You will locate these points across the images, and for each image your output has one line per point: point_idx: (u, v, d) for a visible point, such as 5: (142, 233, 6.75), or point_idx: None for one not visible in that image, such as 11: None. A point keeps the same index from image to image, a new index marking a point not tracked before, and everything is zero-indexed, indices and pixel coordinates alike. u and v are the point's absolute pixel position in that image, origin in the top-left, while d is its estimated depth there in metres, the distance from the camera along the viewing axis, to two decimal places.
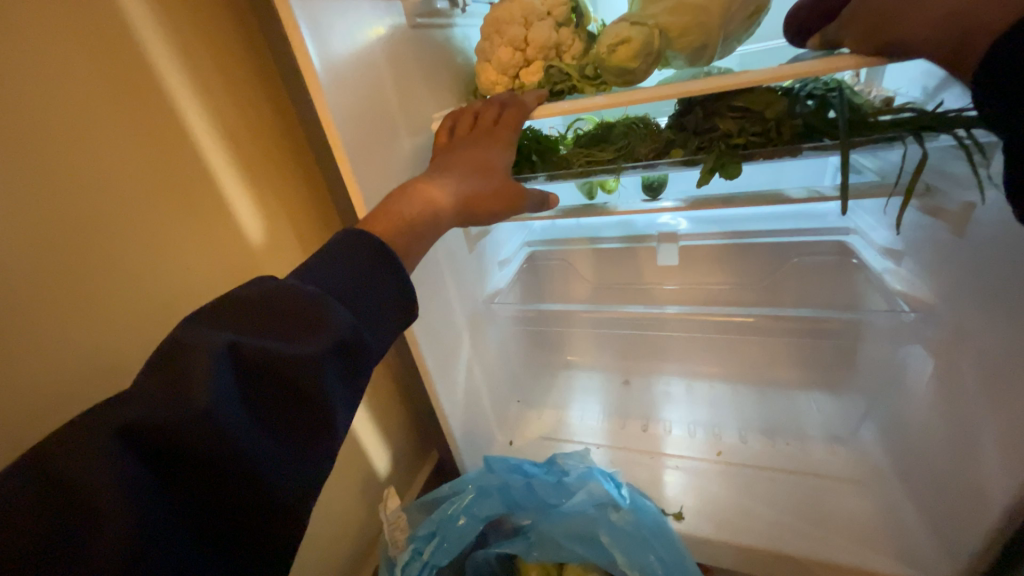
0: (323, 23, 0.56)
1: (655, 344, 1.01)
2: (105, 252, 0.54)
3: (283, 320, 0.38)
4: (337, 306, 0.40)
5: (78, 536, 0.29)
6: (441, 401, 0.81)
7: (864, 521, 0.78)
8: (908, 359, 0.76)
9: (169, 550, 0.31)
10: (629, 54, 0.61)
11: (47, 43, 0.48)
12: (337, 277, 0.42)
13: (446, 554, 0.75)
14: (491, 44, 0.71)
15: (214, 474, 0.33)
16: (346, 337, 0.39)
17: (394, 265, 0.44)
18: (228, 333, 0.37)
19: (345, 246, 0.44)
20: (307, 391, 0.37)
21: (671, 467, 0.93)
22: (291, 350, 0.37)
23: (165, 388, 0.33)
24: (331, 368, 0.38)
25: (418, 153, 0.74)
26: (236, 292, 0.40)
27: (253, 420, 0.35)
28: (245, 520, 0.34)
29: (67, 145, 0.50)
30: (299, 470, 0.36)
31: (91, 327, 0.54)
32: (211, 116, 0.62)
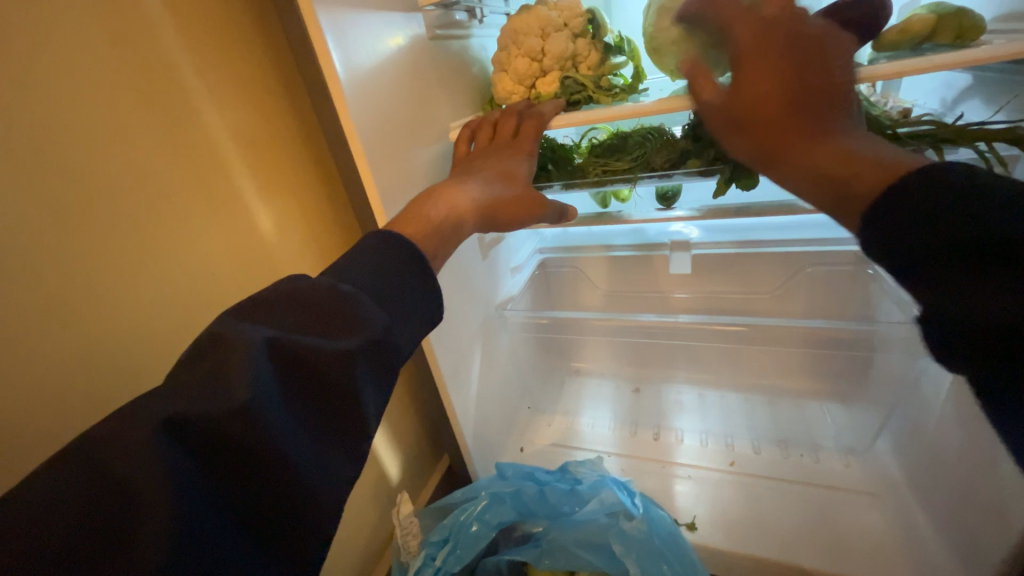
0: (347, 35, 0.57)
1: (666, 352, 1.01)
2: (128, 256, 0.55)
3: (318, 318, 0.39)
4: (371, 305, 0.41)
5: (126, 524, 0.30)
6: (453, 405, 0.82)
7: (879, 536, 0.77)
8: (925, 371, 0.75)
9: (212, 541, 0.32)
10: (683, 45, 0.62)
11: (82, 57, 0.50)
12: (369, 276, 0.43)
13: (458, 560, 0.75)
14: (508, 55, 0.72)
15: (255, 466, 0.34)
16: (379, 336, 0.40)
17: (423, 269, 0.46)
18: (266, 329, 0.38)
19: (378, 248, 0.45)
20: (341, 387, 0.38)
21: (682, 476, 0.93)
22: (327, 345, 0.38)
23: (208, 382, 0.34)
24: (364, 366, 0.39)
25: (435, 161, 0.75)
26: (272, 289, 0.42)
27: (289, 415, 0.36)
28: (282, 514, 0.35)
29: (95, 149, 0.52)
30: (331, 466, 0.37)
31: (118, 330, 0.56)
32: (236, 124, 0.64)
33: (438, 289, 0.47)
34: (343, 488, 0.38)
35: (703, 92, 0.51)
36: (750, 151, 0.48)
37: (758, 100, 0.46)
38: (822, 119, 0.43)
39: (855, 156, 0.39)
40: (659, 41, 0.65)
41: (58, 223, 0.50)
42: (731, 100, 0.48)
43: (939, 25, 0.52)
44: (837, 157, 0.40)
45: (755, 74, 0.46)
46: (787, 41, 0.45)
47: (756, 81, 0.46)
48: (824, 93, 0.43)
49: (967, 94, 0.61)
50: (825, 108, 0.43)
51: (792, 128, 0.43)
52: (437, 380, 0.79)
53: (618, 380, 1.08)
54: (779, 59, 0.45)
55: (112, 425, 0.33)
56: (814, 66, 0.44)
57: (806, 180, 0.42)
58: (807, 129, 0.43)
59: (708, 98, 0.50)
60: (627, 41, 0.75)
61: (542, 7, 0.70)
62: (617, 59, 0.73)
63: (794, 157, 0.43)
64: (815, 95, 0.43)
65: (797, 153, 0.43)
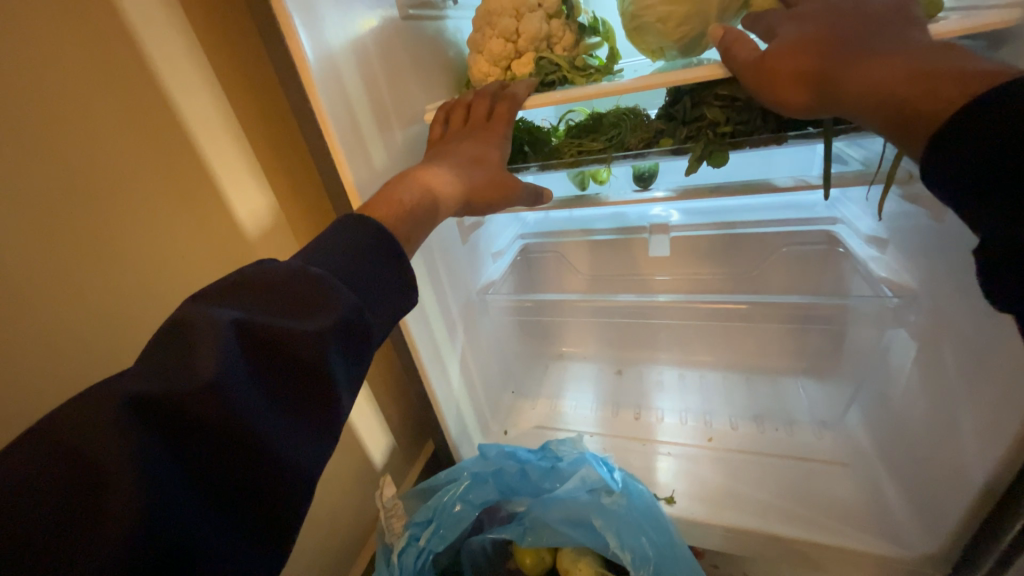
0: (316, 15, 0.57)
1: (647, 333, 1.03)
2: (83, 240, 0.54)
3: (288, 300, 0.39)
4: (342, 287, 0.41)
5: (93, 504, 0.30)
6: (434, 389, 0.82)
7: (849, 502, 0.80)
8: (892, 343, 0.77)
9: (182, 520, 0.32)
10: (676, 22, 0.62)
11: (40, 38, 0.49)
12: (339, 258, 0.43)
13: (442, 540, 0.77)
14: (483, 36, 0.72)
15: (223, 444, 0.34)
16: (349, 318, 0.40)
17: (395, 250, 0.46)
18: (234, 311, 0.38)
19: (352, 229, 0.45)
20: (311, 366, 0.38)
21: (664, 454, 0.95)
22: (295, 326, 0.38)
23: (176, 363, 0.34)
24: (335, 345, 0.39)
25: (409, 145, 0.75)
26: (241, 273, 0.41)
27: (259, 394, 0.36)
28: (256, 492, 0.35)
29: (47, 132, 0.50)
30: (305, 445, 0.38)
31: (88, 310, 0.56)
32: (207, 107, 0.63)
33: (411, 269, 0.47)
34: (318, 467, 0.38)
35: (737, 54, 0.51)
36: (801, 100, 0.47)
37: (798, 50, 0.47)
38: (888, 45, 0.43)
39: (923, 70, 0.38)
40: (640, 20, 0.65)
41: (8, 208, 0.48)
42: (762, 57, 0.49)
43: None
44: (904, 76, 0.39)
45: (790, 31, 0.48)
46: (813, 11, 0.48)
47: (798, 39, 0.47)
48: (875, 30, 0.44)
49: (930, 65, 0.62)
50: (883, 37, 0.43)
51: (844, 62, 0.44)
52: (416, 362, 0.79)
53: (601, 363, 1.10)
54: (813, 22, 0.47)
55: (77, 407, 0.32)
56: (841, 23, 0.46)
57: (866, 105, 0.41)
58: (869, 58, 0.42)
59: (742, 58, 0.51)
60: (601, 23, 0.75)
61: None
62: (591, 40, 0.73)
63: (850, 89, 0.43)
64: (857, 37, 0.45)
65: (858, 81, 0.42)
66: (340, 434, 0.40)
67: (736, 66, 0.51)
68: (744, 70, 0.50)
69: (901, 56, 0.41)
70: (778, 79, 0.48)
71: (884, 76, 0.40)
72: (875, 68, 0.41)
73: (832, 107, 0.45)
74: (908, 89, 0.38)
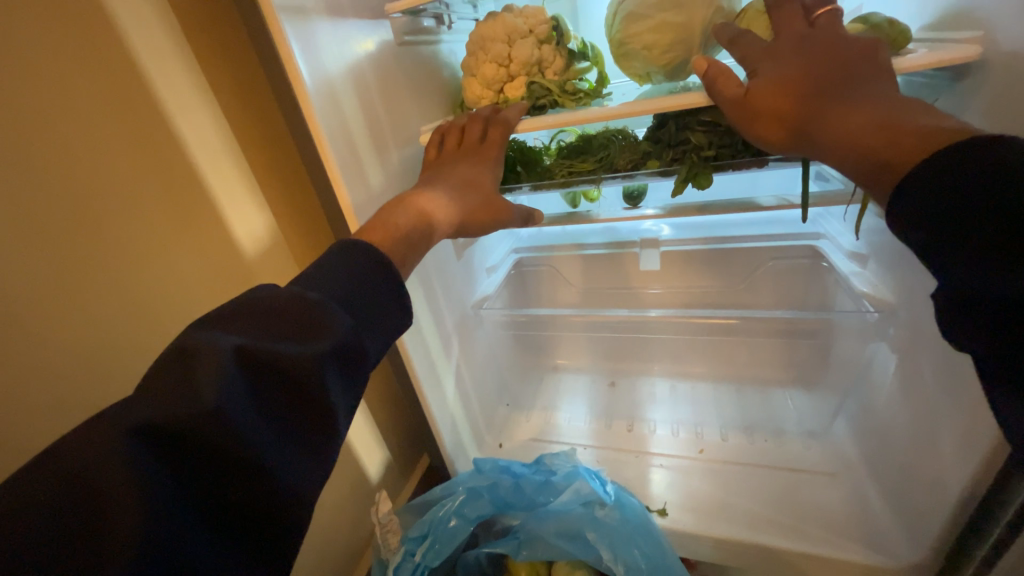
0: (314, 42, 0.58)
1: (639, 346, 1.05)
2: (80, 262, 0.55)
3: (286, 325, 0.40)
4: (339, 311, 0.42)
5: (98, 530, 0.31)
6: (429, 404, 0.83)
7: (836, 511, 0.81)
8: (875, 356, 0.80)
9: (185, 544, 0.33)
10: (660, 50, 0.65)
11: (49, 72, 0.51)
12: (338, 282, 0.44)
13: (437, 555, 0.76)
14: (476, 60, 0.74)
15: (224, 468, 0.35)
16: (346, 342, 0.41)
17: (391, 274, 0.47)
18: (235, 336, 0.39)
19: (351, 253, 0.47)
20: (309, 390, 0.39)
21: (657, 465, 0.96)
22: (293, 351, 0.39)
23: (177, 390, 0.35)
24: (332, 368, 0.40)
25: (405, 164, 0.76)
26: (241, 297, 0.42)
27: (259, 418, 0.37)
28: (257, 514, 0.37)
29: (46, 156, 0.52)
30: (304, 467, 0.39)
31: (89, 332, 0.57)
32: (210, 131, 0.64)
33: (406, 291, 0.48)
34: (315, 487, 0.40)
35: (724, 89, 0.53)
36: (777, 136, 0.50)
37: (780, 89, 0.49)
38: (860, 92, 0.46)
39: (892, 123, 0.41)
40: (627, 47, 0.67)
41: (6, 230, 0.49)
42: (747, 94, 0.51)
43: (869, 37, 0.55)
44: (876, 124, 0.42)
45: (773, 66, 0.50)
46: (794, 45, 0.50)
47: (781, 77, 0.49)
48: (851, 74, 0.47)
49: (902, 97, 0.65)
50: (856, 83, 0.46)
51: (821, 105, 0.47)
52: (411, 378, 0.81)
53: (594, 376, 1.12)
54: (795, 57, 0.50)
55: (82, 435, 0.33)
56: (820, 59, 0.48)
57: (840, 149, 0.44)
58: (843, 104, 0.45)
59: (729, 93, 0.52)
60: (591, 47, 0.77)
61: (508, 14, 0.72)
62: (581, 65, 0.75)
63: (826, 132, 0.46)
64: (835, 79, 0.47)
65: (831, 125, 0.45)
66: (338, 455, 0.41)
67: (721, 101, 0.53)
68: (729, 105, 0.52)
69: (875, 107, 0.43)
70: (759, 116, 0.50)
71: (857, 127, 0.43)
72: (848, 117, 0.44)
73: (805, 146, 0.49)
74: (877, 140, 0.41)
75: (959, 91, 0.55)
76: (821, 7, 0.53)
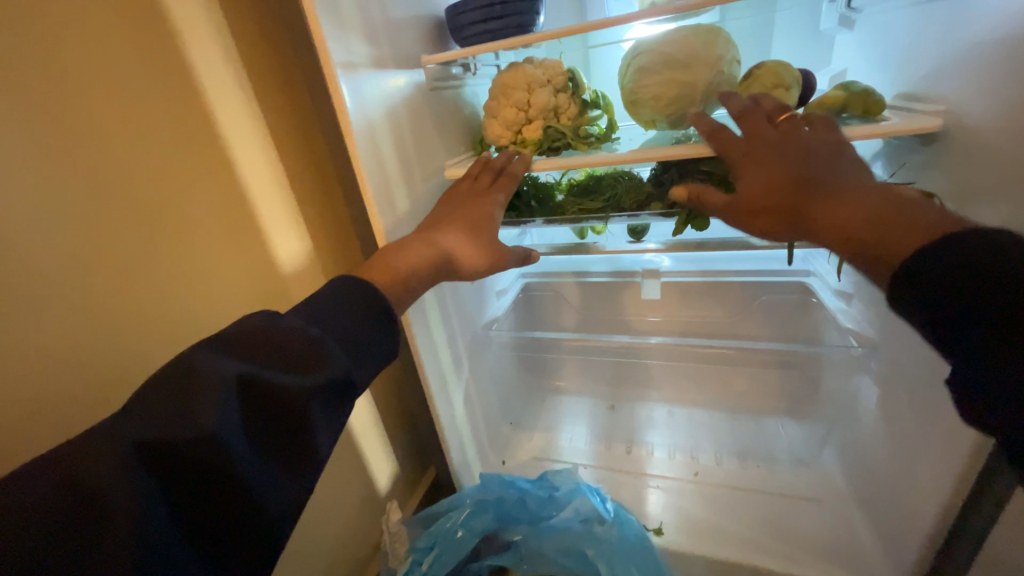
0: (360, 85, 0.66)
1: (637, 372, 1.10)
2: (141, 271, 0.61)
3: (284, 357, 0.46)
4: (333, 349, 0.48)
5: (94, 535, 0.35)
6: (440, 418, 0.88)
7: (824, 539, 0.85)
8: (859, 388, 0.85)
9: (168, 553, 0.38)
10: (664, 105, 0.73)
11: (128, 107, 0.58)
12: (336, 321, 0.50)
13: (443, 565, 0.80)
14: (497, 104, 0.82)
15: (213, 484, 0.40)
16: (335, 378, 0.47)
17: (386, 315, 0.53)
18: (234, 364, 0.44)
19: (351, 292, 0.53)
20: (296, 420, 0.44)
21: (653, 487, 1.00)
22: (288, 384, 0.44)
23: (178, 411, 0.40)
24: (319, 401, 0.46)
25: (430, 194, 0.83)
26: (242, 325, 0.48)
27: (246, 440, 0.42)
28: (235, 529, 0.41)
29: (112, 174, 0.58)
30: (281, 489, 0.44)
31: (154, 330, 0.63)
32: (257, 159, 0.72)
33: (398, 330, 0.55)
34: (290, 508, 0.45)
35: (710, 199, 0.59)
36: (779, 230, 0.54)
37: (766, 189, 0.53)
38: (841, 186, 0.49)
39: (882, 218, 0.44)
40: (637, 96, 0.75)
41: (80, 239, 0.55)
42: (735, 201, 0.57)
43: (849, 101, 0.63)
44: (863, 220, 0.45)
45: (753, 168, 0.55)
46: (765, 145, 0.55)
47: (760, 180, 0.54)
48: (825, 171, 0.51)
49: (880, 155, 0.73)
50: (834, 179, 0.50)
51: (811, 201, 0.50)
52: (426, 392, 0.85)
53: (595, 400, 1.15)
54: (768, 158, 0.54)
55: (87, 446, 0.38)
56: (794, 158, 0.53)
57: (841, 245, 0.47)
58: (830, 201, 0.49)
59: (718, 201, 0.59)
60: (602, 96, 0.85)
61: (529, 65, 0.80)
62: (592, 113, 0.83)
63: (823, 229, 0.49)
64: (814, 176, 0.51)
65: (825, 220, 0.49)
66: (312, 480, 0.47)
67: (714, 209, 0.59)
68: (723, 209, 0.58)
69: (859, 201, 0.47)
70: (753, 217, 0.55)
71: (846, 223, 0.47)
72: (838, 214, 0.48)
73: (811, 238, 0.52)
74: (869, 234, 0.45)
75: (925, 155, 0.63)
76: (781, 112, 0.58)
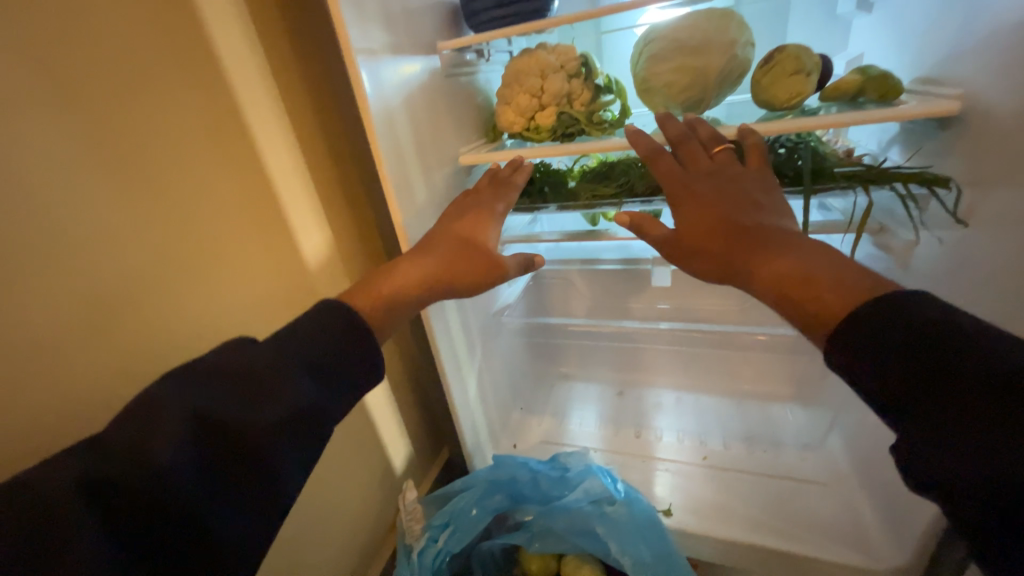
0: (378, 71, 0.67)
1: (644, 357, 1.13)
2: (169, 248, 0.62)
3: (248, 389, 0.48)
4: (300, 381, 0.50)
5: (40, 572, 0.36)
6: (454, 400, 0.90)
7: (831, 520, 0.86)
8: None
9: None
10: (679, 90, 0.73)
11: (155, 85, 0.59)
12: (307, 350, 0.52)
13: (458, 542, 0.83)
14: (511, 91, 0.82)
15: (167, 520, 0.41)
16: (300, 409, 0.49)
17: (363, 342, 0.54)
18: (196, 398, 0.45)
19: (324, 318, 0.54)
20: (257, 452, 0.46)
21: (661, 469, 1.01)
22: (250, 417, 0.46)
23: (136, 445, 0.42)
24: (280, 436, 0.47)
25: (445, 181, 0.84)
26: (209, 358, 0.50)
27: (204, 473, 0.44)
28: (190, 560, 0.43)
29: (140, 150, 0.58)
30: (240, 520, 0.46)
31: (185, 308, 0.64)
32: (278, 140, 0.72)
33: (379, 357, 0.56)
34: (249, 538, 0.46)
35: (650, 232, 0.60)
36: (708, 273, 0.55)
37: (702, 228, 0.55)
38: (772, 237, 0.50)
39: (807, 275, 0.46)
40: (650, 84, 0.74)
41: (113, 215, 0.56)
42: (673, 236, 0.58)
43: (864, 86, 0.63)
44: (792, 273, 0.47)
45: (691, 207, 0.56)
46: (705, 185, 0.57)
47: (697, 220, 0.55)
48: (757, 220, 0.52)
49: (895, 140, 0.72)
50: (766, 228, 0.51)
51: (740, 248, 0.52)
52: (440, 374, 0.87)
53: (603, 386, 1.18)
54: (707, 198, 0.56)
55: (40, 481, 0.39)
56: (732, 201, 0.55)
57: (767, 295, 0.49)
58: (761, 251, 0.50)
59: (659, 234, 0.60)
60: (615, 82, 0.84)
61: (542, 51, 0.80)
62: (606, 98, 0.83)
63: (751, 276, 0.50)
64: (746, 224, 0.53)
65: (754, 267, 0.50)
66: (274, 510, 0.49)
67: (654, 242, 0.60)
68: (661, 244, 0.59)
69: (787, 253, 0.48)
70: (685, 254, 0.57)
71: (772, 274, 0.48)
72: (767, 265, 0.49)
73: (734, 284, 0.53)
74: (796, 289, 0.46)
75: (942, 139, 0.62)
76: (717, 144, 0.60)
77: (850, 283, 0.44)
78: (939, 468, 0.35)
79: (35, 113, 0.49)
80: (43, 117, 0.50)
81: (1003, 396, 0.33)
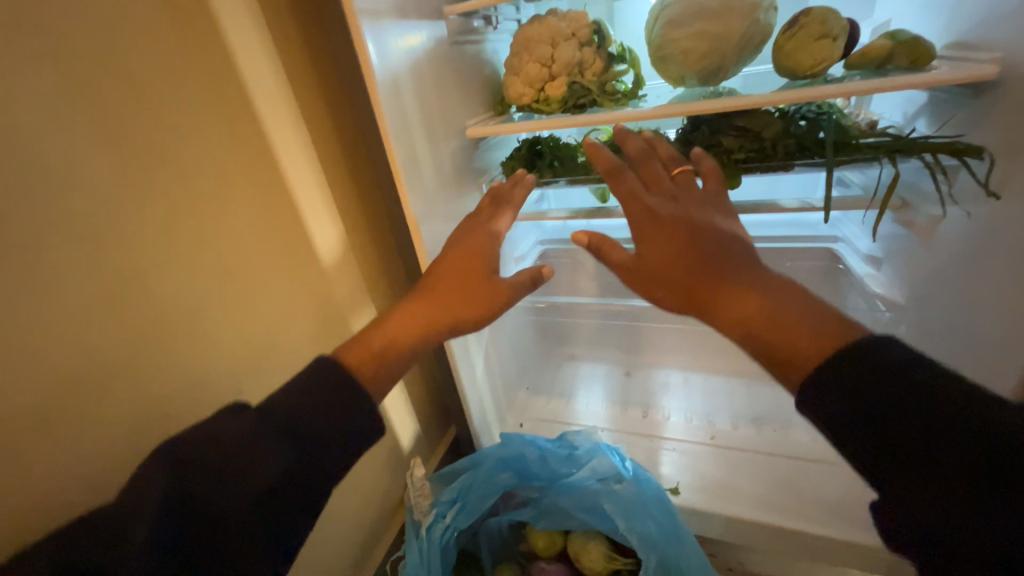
0: (382, 35, 0.63)
1: (652, 337, 1.12)
2: (172, 219, 0.60)
3: (225, 470, 0.46)
4: (275, 458, 0.47)
5: None
6: (461, 377, 0.89)
7: (841, 498, 0.86)
8: None
9: None
10: (697, 57, 0.69)
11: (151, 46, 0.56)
12: (292, 417, 0.49)
13: (466, 516, 0.83)
14: (520, 60, 0.79)
15: None
16: (273, 488, 0.47)
17: (349, 406, 0.50)
18: (176, 480, 0.45)
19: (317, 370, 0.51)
20: (235, 533, 0.46)
21: (668, 449, 1.01)
22: (223, 501, 0.45)
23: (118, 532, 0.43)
24: (254, 516, 0.46)
25: (452, 154, 0.81)
26: (200, 428, 0.49)
27: (186, 552, 0.45)
28: None
29: (138, 114, 0.55)
30: None
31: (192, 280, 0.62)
32: (279, 109, 0.70)
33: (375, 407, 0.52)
34: None
35: (611, 255, 0.59)
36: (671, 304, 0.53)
37: (668, 258, 0.53)
38: (739, 275, 0.49)
39: (778, 321, 0.45)
40: (665, 51, 0.71)
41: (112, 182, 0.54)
42: (636, 265, 0.56)
43: (894, 51, 0.60)
44: (762, 316, 0.46)
45: (652, 236, 0.55)
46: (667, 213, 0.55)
47: (659, 250, 0.54)
48: (723, 254, 0.51)
49: (923, 110, 0.69)
50: (733, 263, 0.50)
51: (706, 284, 0.50)
52: (446, 351, 0.86)
53: (610, 366, 1.17)
54: (669, 226, 0.54)
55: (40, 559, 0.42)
56: (696, 230, 0.53)
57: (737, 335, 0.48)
58: (728, 288, 0.49)
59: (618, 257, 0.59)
60: (628, 50, 0.81)
61: (553, 17, 0.77)
62: (619, 67, 0.79)
63: (717, 313, 0.49)
64: (712, 255, 0.51)
65: (724, 306, 0.48)
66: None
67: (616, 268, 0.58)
68: (621, 269, 0.58)
69: (755, 294, 0.47)
70: (646, 284, 0.55)
71: (739, 314, 0.47)
72: (735, 306, 0.48)
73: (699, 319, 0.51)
74: (771, 336, 0.44)
75: (975, 107, 0.59)
76: (678, 166, 0.61)
77: (821, 332, 0.43)
78: (914, 526, 0.36)
79: (26, 72, 0.47)
80: (36, 75, 0.47)
81: (965, 455, 0.35)
